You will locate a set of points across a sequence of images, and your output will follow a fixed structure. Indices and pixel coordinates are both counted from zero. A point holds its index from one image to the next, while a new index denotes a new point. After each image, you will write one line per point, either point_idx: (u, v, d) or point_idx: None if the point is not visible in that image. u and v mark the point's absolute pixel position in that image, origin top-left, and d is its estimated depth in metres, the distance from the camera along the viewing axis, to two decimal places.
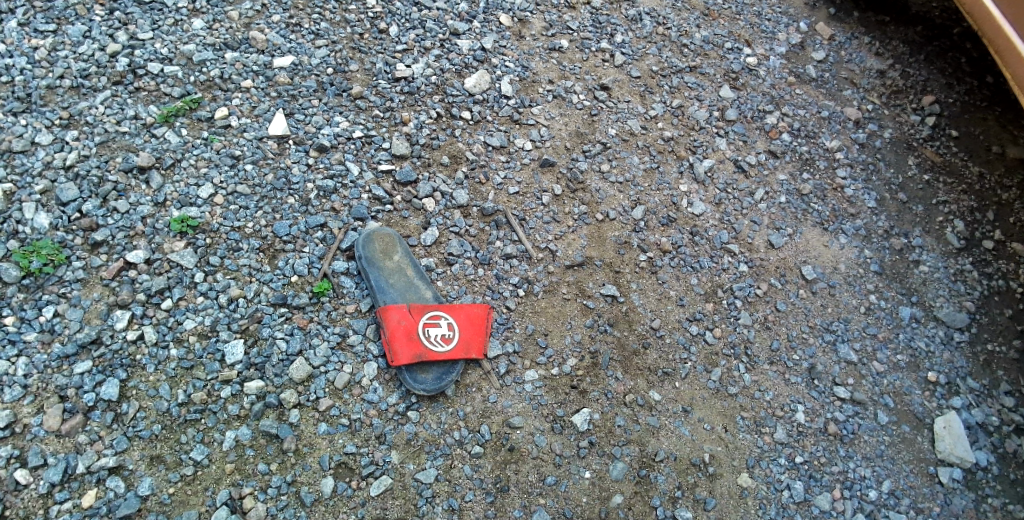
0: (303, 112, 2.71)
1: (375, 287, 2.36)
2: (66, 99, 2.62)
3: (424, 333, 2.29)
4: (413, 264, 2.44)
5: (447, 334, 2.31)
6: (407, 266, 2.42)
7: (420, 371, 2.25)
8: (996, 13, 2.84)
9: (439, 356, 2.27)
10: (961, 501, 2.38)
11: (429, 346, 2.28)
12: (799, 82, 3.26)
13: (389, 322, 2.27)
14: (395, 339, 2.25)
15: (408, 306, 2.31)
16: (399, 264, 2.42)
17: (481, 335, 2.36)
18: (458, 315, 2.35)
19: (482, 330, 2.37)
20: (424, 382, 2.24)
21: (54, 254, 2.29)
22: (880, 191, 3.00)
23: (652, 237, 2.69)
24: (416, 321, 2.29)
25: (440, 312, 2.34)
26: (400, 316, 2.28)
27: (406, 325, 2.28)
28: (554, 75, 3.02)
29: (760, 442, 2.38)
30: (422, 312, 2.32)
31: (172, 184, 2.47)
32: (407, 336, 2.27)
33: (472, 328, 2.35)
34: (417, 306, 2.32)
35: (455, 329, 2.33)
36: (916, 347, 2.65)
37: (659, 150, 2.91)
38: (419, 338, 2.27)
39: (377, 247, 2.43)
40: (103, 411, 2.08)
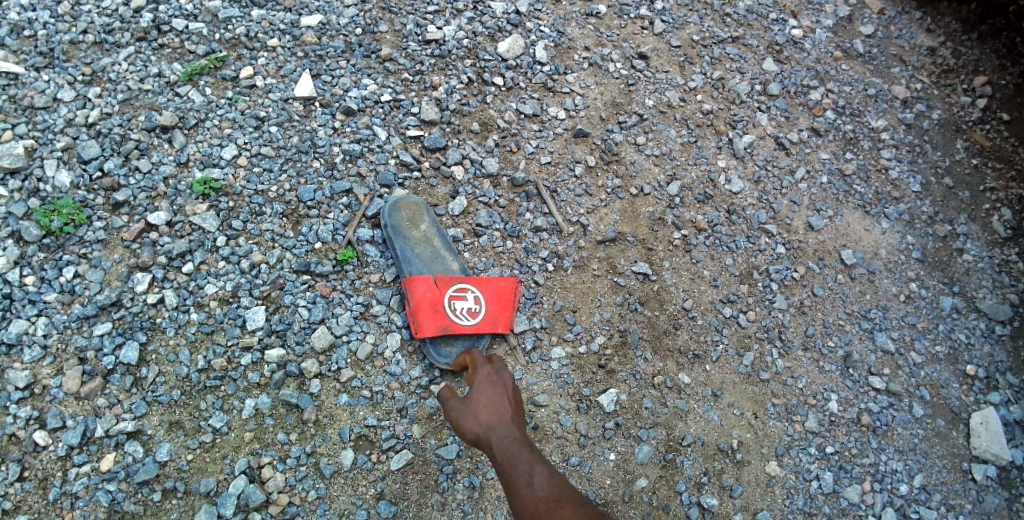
0: (330, 73, 2.62)
1: (401, 257, 2.29)
2: (88, 54, 2.54)
3: (450, 306, 2.23)
4: (440, 235, 2.37)
5: (474, 308, 2.26)
6: (434, 236, 2.35)
7: (444, 344, 2.20)
8: None
9: (464, 330, 2.22)
10: (994, 499, 2.30)
11: (455, 319, 2.22)
12: (845, 57, 3.11)
13: (414, 294, 2.21)
14: (420, 311, 2.19)
15: (434, 278, 2.25)
16: (426, 233, 2.35)
17: (507, 310, 2.30)
18: (485, 289, 2.30)
19: (509, 304, 2.31)
20: (449, 356, 2.18)
21: (75, 213, 2.24)
22: (925, 175, 2.87)
23: (687, 215, 2.60)
24: (442, 294, 2.23)
25: (467, 285, 2.28)
26: (426, 287, 2.22)
27: (432, 297, 2.22)
28: (591, 42, 2.90)
29: (790, 430, 2.31)
30: (448, 284, 2.26)
31: (195, 145, 2.41)
32: (432, 308, 2.21)
33: (498, 302, 2.30)
34: (443, 278, 2.26)
35: (481, 303, 2.27)
36: (955, 339, 2.55)
37: (697, 123, 2.80)
38: (445, 311, 2.21)
39: (404, 215, 2.35)
40: (122, 375, 2.04)
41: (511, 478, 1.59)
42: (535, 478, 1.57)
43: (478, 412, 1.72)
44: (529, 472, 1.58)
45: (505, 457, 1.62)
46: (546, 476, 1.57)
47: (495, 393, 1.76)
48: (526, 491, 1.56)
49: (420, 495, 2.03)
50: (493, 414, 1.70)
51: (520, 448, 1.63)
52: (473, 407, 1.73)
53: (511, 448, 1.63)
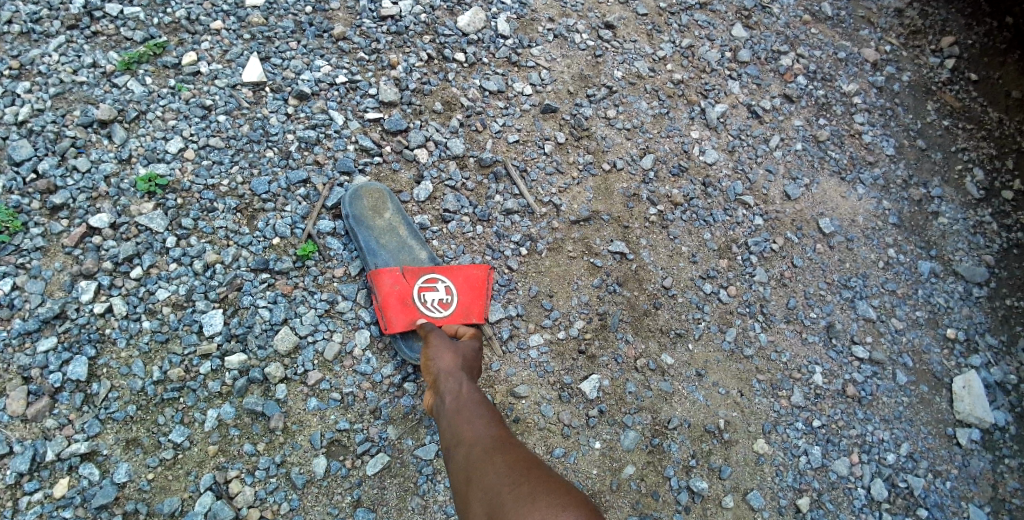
0: (280, 55, 2.46)
1: (366, 250, 2.17)
2: (15, 46, 2.34)
3: (420, 298, 2.15)
4: (405, 223, 2.26)
5: (445, 299, 2.18)
6: (399, 225, 2.24)
7: (416, 340, 2.09)
8: None
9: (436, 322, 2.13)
10: (979, 462, 2.29)
11: (425, 312, 2.14)
12: (814, 20, 3.04)
13: (380, 288, 2.11)
14: (388, 307, 2.10)
15: (401, 270, 2.15)
16: (391, 222, 2.23)
17: (481, 299, 2.22)
18: (455, 278, 2.21)
19: (482, 292, 2.23)
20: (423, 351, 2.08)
21: (9, 220, 2.07)
22: (898, 138, 2.82)
23: (662, 189, 2.51)
24: (410, 286, 2.14)
25: (437, 275, 2.20)
26: (393, 281, 2.13)
27: (399, 291, 2.12)
28: (555, 13, 2.78)
29: (777, 406, 2.26)
30: (416, 275, 2.17)
31: (138, 139, 2.24)
32: (401, 302, 2.11)
33: (471, 291, 2.21)
34: (410, 269, 2.17)
35: (452, 293, 2.19)
36: (934, 303, 2.53)
37: (669, 94, 2.71)
38: (414, 304, 2.13)
39: (366, 205, 2.23)
40: (71, 393, 1.90)
41: (463, 419, 1.68)
42: (483, 422, 1.66)
43: (450, 364, 1.85)
44: (480, 417, 1.68)
45: (461, 404, 1.73)
46: (493, 424, 1.67)
47: (468, 358, 1.90)
48: (473, 430, 1.65)
49: (400, 500, 1.93)
50: (464, 369, 1.85)
51: (481, 396, 1.76)
52: (448, 358, 1.87)
53: (470, 400, 1.75)
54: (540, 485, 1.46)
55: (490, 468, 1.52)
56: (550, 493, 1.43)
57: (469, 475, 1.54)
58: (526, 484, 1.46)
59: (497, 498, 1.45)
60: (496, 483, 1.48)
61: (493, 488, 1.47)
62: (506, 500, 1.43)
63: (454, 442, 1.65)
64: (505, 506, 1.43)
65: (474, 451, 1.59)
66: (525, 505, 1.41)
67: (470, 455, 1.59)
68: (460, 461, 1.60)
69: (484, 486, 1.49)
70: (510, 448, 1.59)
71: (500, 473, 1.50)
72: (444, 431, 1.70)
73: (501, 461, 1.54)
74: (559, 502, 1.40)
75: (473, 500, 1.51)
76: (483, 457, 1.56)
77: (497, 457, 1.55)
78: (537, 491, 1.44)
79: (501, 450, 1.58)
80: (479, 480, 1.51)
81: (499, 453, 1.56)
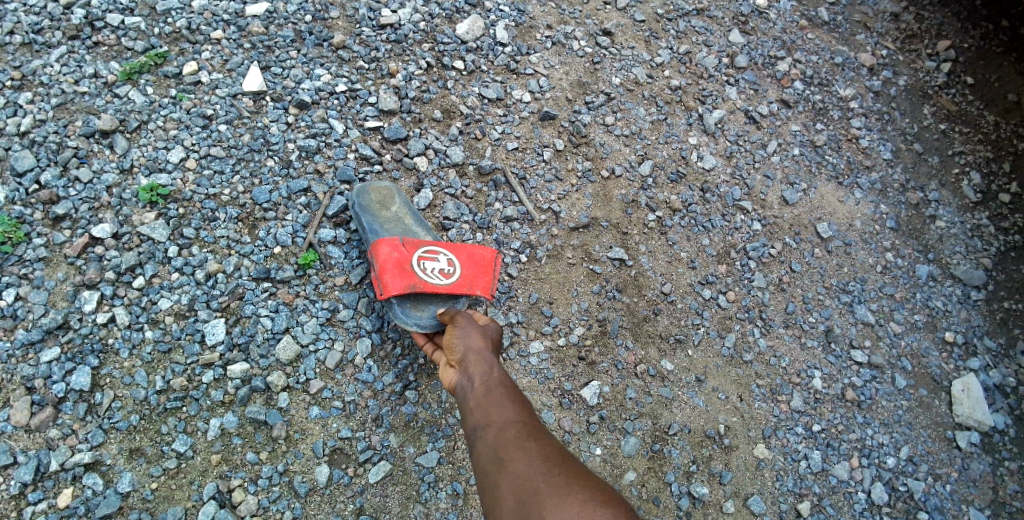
0: (280, 65, 2.47)
1: (367, 230, 2.19)
2: (17, 57, 2.35)
3: (420, 266, 2.12)
4: (412, 215, 2.26)
5: (446, 270, 2.15)
6: (405, 216, 2.24)
7: (413, 307, 2.08)
8: None
9: (435, 289, 2.10)
10: (979, 465, 2.30)
11: (424, 278, 2.11)
12: (810, 25, 3.06)
13: (378, 256, 2.10)
14: (386, 272, 2.08)
15: (400, 239, 2.14)
16: (397, 213, 2.24)
17: (483, 275, 2.18)
18: (458, 253, 2.18)
19: (488, 270, 2.20)
20: (419, 320, 2.05)
21: (12, 231, 2.08)
22: (895, 142, 2.84)
23: (661, 196, 2.53)
24: (409, 254, 2.12)
25: (438, 248, 2.17)
26: (391, 248, 2.11)
27: (398, 258, 2.10)
28: (552, 20, 2.79)
29: (777, 411, 2.27)
30: (416, 246, 2.15)
31: (139, 149, 2.25)
32: (399, 268, 2.09)
33: (474, 266, 2.18)
34: (410, 239, 2.15)
35: (454, 265, 2.16)
36: (933, 307, 2.54)
37: (666, 100, 2.72)
38: (412, 269, 2.10)
39: (372, 198, 2.24)
40: (75, 403, 1.91)
41: (492, 401, 1.65)
42: (514, 405, 1.63)
43: (478, 345, 1.83)
44: (511, 400, 1.65)
45: (490, 386, 1.69)
46: (524, 408, 1.64)
47: (494, 342, 1.89)
48: (502, 412, 1.61)
49: (402, 508, 1.94)
50: (490, 352, 1.81)
51: (508, 380, 1.73)
52: (477, 340, 1.84)
53: (499, 381, 1.72)
54: (574, 476, 1.43)
55: (524, 452, 1.50)
56: (583, 485, 1.41)
57: (499, 457, 1.52)
58: (561, 473, 1.44)
59: (531, 484, 1.43)
60: (530, 469, 1.46)
61: (526, 475, 1.45)
62: (540, 490, 1.41)
63: (483, 422, 1.61)
64: (539, 493, 1.40)
65: (505, 433, 1.56)
66: (560, 494, 1.39)
67: (501, 436, 1.55)
68: (490, 441, 1.56)
69: (514, 471, 1.47)
70: (541, 434, 1.56)
71: (533, 459, 1.48)
72: (471, 410, 1.67)
73: (534, 448, 1.51)
74: (593, 494, 1.38)
75: (501, 484, 1.48)
76: (516, 440, 1.53)
77: (530, 442, 1.52)
78: (571, 480, 1.42)
79: (535, 434, 1.55)
80: (512, 463, 1.49)
81: (532, 439, 1.53)
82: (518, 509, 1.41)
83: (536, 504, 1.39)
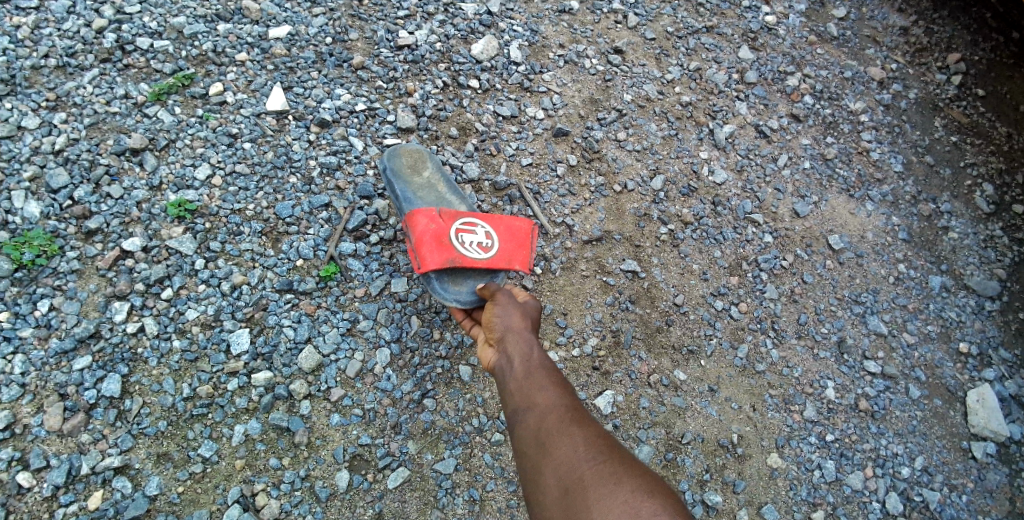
0: (302, 85, 2.56)
1: (401, 198, 2.24)
2: (51, 79, 2.46)
3: (458, 239, 2.12)
4: (444, 181, 2.32)
5: (484, 243, 2.14)
6: (438, 182, 2.30)
7: (451, 282, 2.07)
8: None
9: (474, 263, 2.09)
10: (995, 476, 2.30)
11: (463, 252, 2.10)
12: (820, 41, 3.10)
13: (416, 229, 2.12)
14: (423, 245, 2.09)
15: (437, 212, 2.16)
16: (429, 180, 2.30)
17: (521, 248, 2.18)
18: (496, 225, 2.18)
19: (524, 243, 2.19)
20: (458, 295, 2.05)
21: (47, 244, 2.17)
22: (906, 154, 2.87)
23: (672, 209, 2.58)
24: (446, 227, 2.13)
25: (476, 221, 2.17)
26: (428, 220, 2.13)
27: (435, 230, 2.11)
28: (565, 39, 2.87)
29: (790, 421, 2.29)
30: (453, 218, 2.15)
31: (167, 166, 2.34)
32: (437, 241, 2.09)
33: (511, 239, 2.18)
34: (447, 211, 2.16)
35: (493, 238, 2.16)
36: (946, 318, 2.55)
37: (677, 116, 2.78)
38: (450, 242, 2.10)
39: (404, 164, 2.30)
40: (106, 408, 1.98)
41: (534, 384, 1.63)
42: (557, 389, 1.61)
43: (518, 325, 1.80)
44: (553, 383, 1.62)
45: (530, 368, 1.67)
46: (566, 391, 1.62)
47: (534, 323, 1.86)
48: (544, 396, 1.59)
49: (420, 514, 1.98)
50: (529, 332, 1.79)
51: (547, 361, 1.71)
52: (516, 318, 1.82)
53: (540, 364, 1.69)
54: (621, 466, 1.42)
55: (569, 439, 1.48)
56: (632, 476, 1.40)
57: (542, 443, 1.50)
58: (608, 462, 1.43)
59: (576, 472, 1.42)
60: (575, 457, 1.44)
61: (572, 463, 1.44)
62: (588, 481, 1.40)
63: (525, 406, 1.59)
64: (585, 483, 1.40)
65: (548, 417, 1.54)
66: (608, 485, 1.38)
67: (544, 421, 1.53)
68: (532, 426, 1.54)
69: (559, 458, 1.46)
70: (585, 419, 1.54)
71: (579, 447, 1.46)
72: (511, 393, 1.64)
73: (579, 435, 1.49)
74: (641, 487, 1.37)
75: (545, 471, 1.46)
76: (559, 426, 1.51)
77: (574, 428, 1.50)
78: (619, 471, 1.41)
79: (578, 419, 1.53)
80: (556, 450, 1.47)
81: (576, 424, 1.51)
82: (564, 499, 1.41)
83: (583, 495, 1.38)
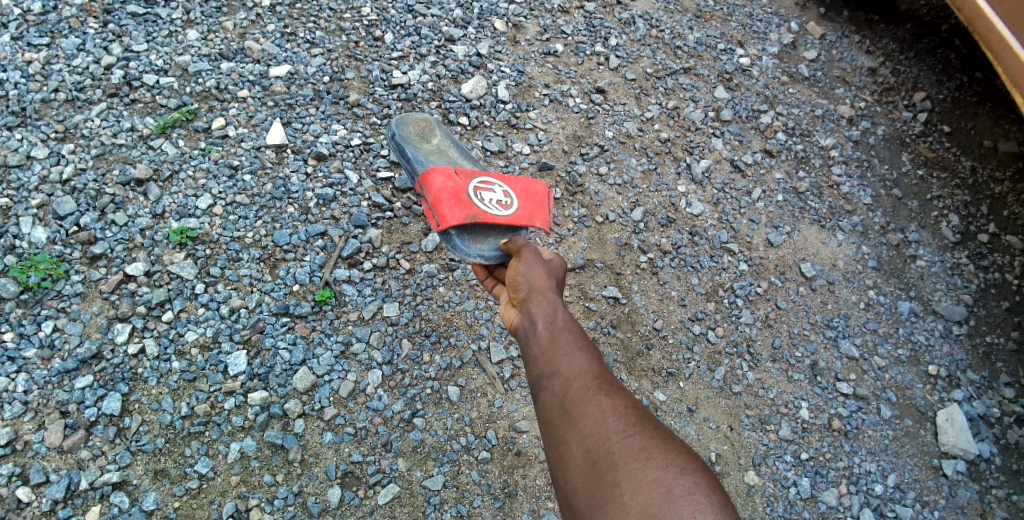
0: (300, 121, 2.70)
1: (413, 161, 2.34)
2: (61, 112, 2.59)
3: (477, 197, 2.12)
4: (455, 147, 2.39)
5: (503, 201, 2.14)
6: (448, 148, 2.38)
7: (472, 241, 2.08)
8: (1005, 32, 2.77)
9: (495, 221, 2.08)
10: (966, 493, 2.37)
11: (483, 209, 2.10)
12: (792, 81, 3.28)
13: (433, 187, 2.14)
14: (442, 202, 2.11)
15: (454, 170, 2.17)
16: (439, 146, 2.38)
17: (540, 208, 2.16)
18: (514, 185, 2.17)
19: (543, 204, 2.18)
20: (481, 253, 2.06)
21: (52, 268, 2.27)
22: (875, 188, 3.02)
23: (652, 239, 2.71)
24: (464, 185, 2.14)
25: (493, 180, 2.17)
26: (445, 178, 2.15)
27: (453, 189, 2.13)
28: (550, 80, 3.03)
29: (766, 440, 2.38)
30: (471, 177, 2.16)
31: (170, 196, 2.46)
32: (455, 198, 2.11)
33: (530, 199, 2.17)
34: (463, 170, 2.18)
35: (512, 197, 2.15)
36: (915, 341, 2.66)
37: (656, 152, 2.93)
38: (469, 200, 2.11)
39: (414, 132, 2.41)
40: (105, 426, 2.05)
41: (559, 350, 1.62)
42: (583, 355, 1.59)
43: (544, 288, 1.80)
44: (579, 349, 1.61)
45: (554, 333, 1.66)
46: (592, 357, 1.60)
47: (559, 284, 1.87)
48: (570, 363, 1.58)
49: None
50: (555, 296, 1.78)
51: (573, 326, 1.69)
52: (541, 279, 1.84)
53: (566, 328, 1.68)
54: (651, 437, 1.40)
55: (596, 407, 1.47)
56: (663, 448, 1.38)
57: (568, 411, 1.49)
58: (638, 434, 1.41)
59: (603, 443, 1.40)
60: (602, 427, 1.43)
61: (600, 435, 1.42)
62: (616, 453, 1.38)
63: (550, 371, 1.58)
64: (612, 455, 1.38)
65: (575, 385, 1.53)
66: (637, 458, 1.36)
67: (571, 388, 1.52)
68: (558, 392, 1.53)
69: (586, 427, 1.44)
70: (613, 388, 1.52)
71: (607, 417, 1.44)
72: (536, 358, 1.64)
73: (607, 404, 1.47)
74: (672, 459, 1.36)
75: (571, 441, 1.45)
76: (586, 394, 1.50)
77: (602, 396, 1.49)
78: (649, 443, 1.39)
79: (606, 388, 1.51)
80: (583, 418, 1.46)
81: (603, 392, 1.50)
82: (590, 471, 1.39)
83: (611, 468, 1.36)
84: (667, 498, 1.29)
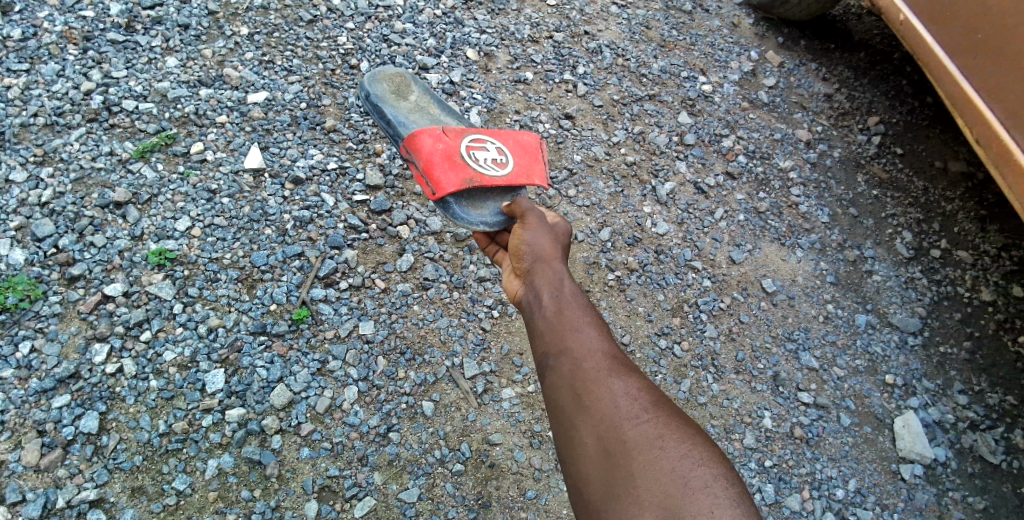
0: (278, 145, 2.77)
1: (395, 121, 2.40)
2: (40, 137, 2.64)
3: (471, 158, 2.18)
4: (432, 101, 2.49)
5: (497, 160, 2.21)
6: (426, 105, 2.47)
7: (470, 206, 2.13)
8: (941, 53, 2.94)
9: (492, 182, 2.15)
10: (923, 495, 2.47)
11: (478, 171, 2.16)
12: (752, 106, 3.43)
13: (423, 151, 2.18)
14: (436, 167, 2.15)
15: (442, 130, 2.21)
16: (418, 104, 2.47)
17: (533, 163, 2.26)
18: (506, 141, 2.25)
19: (535, 159, 2.28)
20: (483, 218, 2.11)
21: (30, 289, 2.30)
22: (832, 207, 3.16)
23: (619, 257, 2.81)
24: (456, 146, 2.19)
25: (485, 138, 2.24)
26: (435, 140, 2.19)
27: (445, 151, 2.18)
28: (520, 106, 3.15)
29: (731, 448, 2.47)
30: (462, 137, 2.21)
31: (149, 219, 2.51)
32: (448, 160, 2.16)
33: (523, 155, 2.26)
34: (452, 129, 2.22)
35: (505, 154, 2.23)
36: (872, 353, 2.77)
37: (623, 174, 3.04)
38: (463, 161, 2.16)
39: (390, 92, 2.48)
40: (83, 444, 2.08)
41: (567, 331, 1.67)
42: (592, 335, 1.66)
43: (549, 258, 1.88)
44: (587, 328, 1.67)
45: (562, 313, 1.72)
46: (601, 337, 1.67)
47: (563, 253, 1.95)
48: (580, 344, 1.64)
49: None
50: (561, 272, 1.84)
51: (579, 305, 1.75)
52: (546, 251, 1.91)
53: (572, 305, 1.74)
54: (665, 426, 1.47)
55: (608, 393, 1.53)
56: (677, 438, 1.45)
57: (580, 395, 1.54)
58: (652, 423, 1.47)
59: (617, 433, 1.46)
60: (616, 415, 1.49)
61: (613, 422, 1.48)
62: (631, 444, 1.44)
63: (557, 351, 1.64)
64: (627, 445, 1.44)
65: (584, 367, 1.58)
66: (652, 450, 1.42)
67: (582, 370, 1.58)
68: (568, 374, 1.59)
69: (599, 413, 1.50)
70: (623, 370, 1.59)
71: (620, 404, 1.51)
72: (544, 335, 1.69)
73: (619, 388, 1.54)
74: (687, 450, 1.43)
75: (583, 425, 1.51)
76: (597, 378, 1.56)
77: (613, 379, 1.56)
78: (662, 432, 1.46)
79: (616, 371, 1.58)
80: (596, 403, 1.52)
81: (613, 376, 1.56)
82: (603, 458, 1.45)
83: (626, 458, 1.42)
84: (684, 493, 1.36)
